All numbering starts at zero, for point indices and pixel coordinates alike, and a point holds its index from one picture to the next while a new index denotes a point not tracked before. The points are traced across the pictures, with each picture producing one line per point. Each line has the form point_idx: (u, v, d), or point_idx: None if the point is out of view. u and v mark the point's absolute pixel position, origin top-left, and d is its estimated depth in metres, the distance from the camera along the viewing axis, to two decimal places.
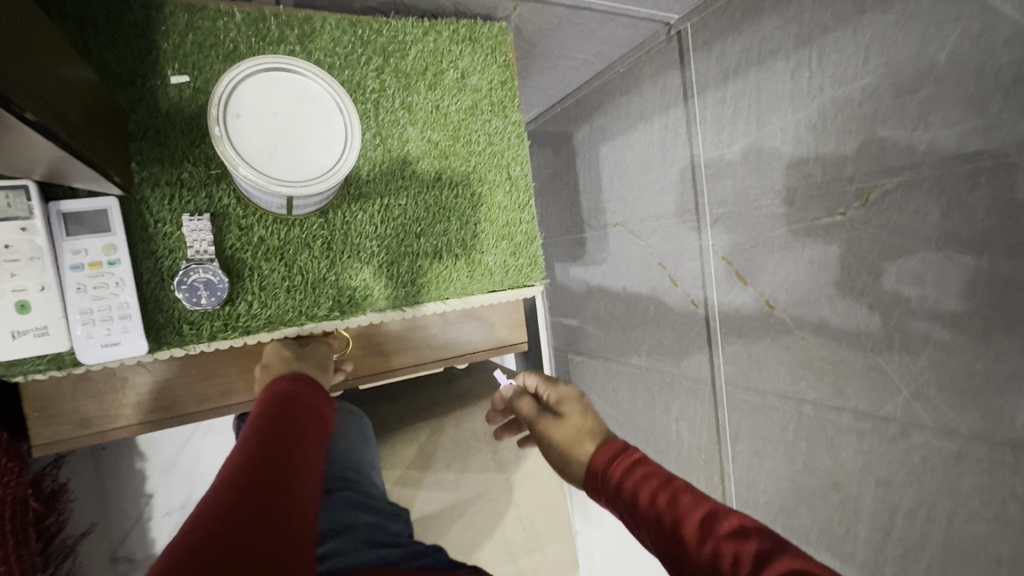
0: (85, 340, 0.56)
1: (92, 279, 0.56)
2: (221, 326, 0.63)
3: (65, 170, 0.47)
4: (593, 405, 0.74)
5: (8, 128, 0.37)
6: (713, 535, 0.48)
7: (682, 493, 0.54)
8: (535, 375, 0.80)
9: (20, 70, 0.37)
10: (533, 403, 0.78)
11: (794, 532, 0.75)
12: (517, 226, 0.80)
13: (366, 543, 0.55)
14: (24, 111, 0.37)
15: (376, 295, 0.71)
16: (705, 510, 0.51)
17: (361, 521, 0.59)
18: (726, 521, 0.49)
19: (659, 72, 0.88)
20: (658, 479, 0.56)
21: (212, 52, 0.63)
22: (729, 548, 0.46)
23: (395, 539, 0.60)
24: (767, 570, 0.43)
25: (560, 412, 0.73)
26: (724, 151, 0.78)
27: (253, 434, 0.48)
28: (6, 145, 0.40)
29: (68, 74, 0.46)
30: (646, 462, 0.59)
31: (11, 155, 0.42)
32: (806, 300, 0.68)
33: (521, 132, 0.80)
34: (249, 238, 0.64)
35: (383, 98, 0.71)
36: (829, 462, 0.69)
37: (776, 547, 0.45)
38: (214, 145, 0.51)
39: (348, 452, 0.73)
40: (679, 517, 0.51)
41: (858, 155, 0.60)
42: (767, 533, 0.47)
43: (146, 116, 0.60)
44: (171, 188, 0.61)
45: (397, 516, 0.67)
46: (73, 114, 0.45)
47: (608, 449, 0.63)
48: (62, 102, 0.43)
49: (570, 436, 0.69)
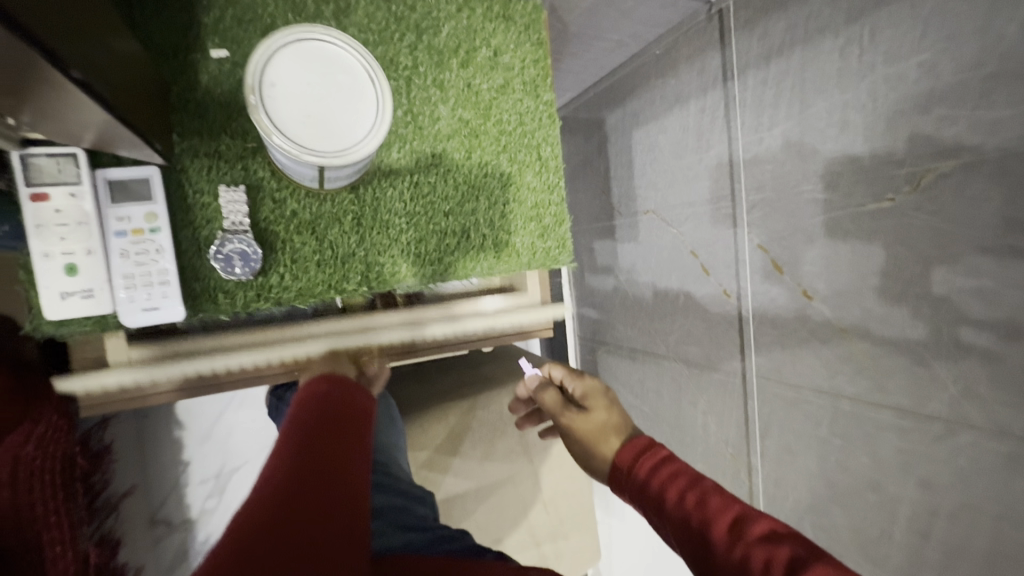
0: (128, 304, 0.57)
1: (134, 245, 0.56)
2: (254, 296, 0.65)
3: (111, 136, 0.48)
4: (618, 400, 0.73)
5: (61, 89, 0.39)
6: (743, 540, 0.47)
7: (710, 494, 0.52)
8: (561, 367, 0.81)
9: (69, 30, 0.38)
10: (558, 395, 0.76)
11: (824, 532, 0.73)
12: (546, 208, 0.79)
13: (398, 526, 0.62)
14: (71, 70, 0.38)
15: (404, 273, 0.71)
16: (733, 514, 0.50)
17: (389, 505, 0.65)
18: (756, 525, 0.48)
19: (697, 53, 0.85)
20: (686, 479, 0.56)
21: (250, 28, 0.64)
22: (760, 553, 0.45)
23: (423, 521, 0.65)
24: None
25: (586, 406, 0.73)
26: (764, 134, 0.75)
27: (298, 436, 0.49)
28: (54, 110, 0.41)
29: (113, 42, 0.47)
30: (672, 462, 0.59)
31: (62, 120, 0.43)
32: (848, 290, 0.65)
33: (552, 112, 0.78)
34: (283, 211, 0.65)
35: (414, 76, 0.71)
36: (865, 460, 0.66)
37: (810, 555, 0.44)
38: (249, 114, 0.52)
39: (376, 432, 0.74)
40: (707, 520, 0.50)
41: (912, 137, 0.57)
42: (801, 541, 0.45)
43: (187, 89, 0.62)
44: (209, 160, 0.62)
45: (423, 498, 0.70)
46: (116, 78, 0.46)
47: (634, 447, 0.63)
48: (107, 66, 0.44)
49: (598, 431, 0.68)
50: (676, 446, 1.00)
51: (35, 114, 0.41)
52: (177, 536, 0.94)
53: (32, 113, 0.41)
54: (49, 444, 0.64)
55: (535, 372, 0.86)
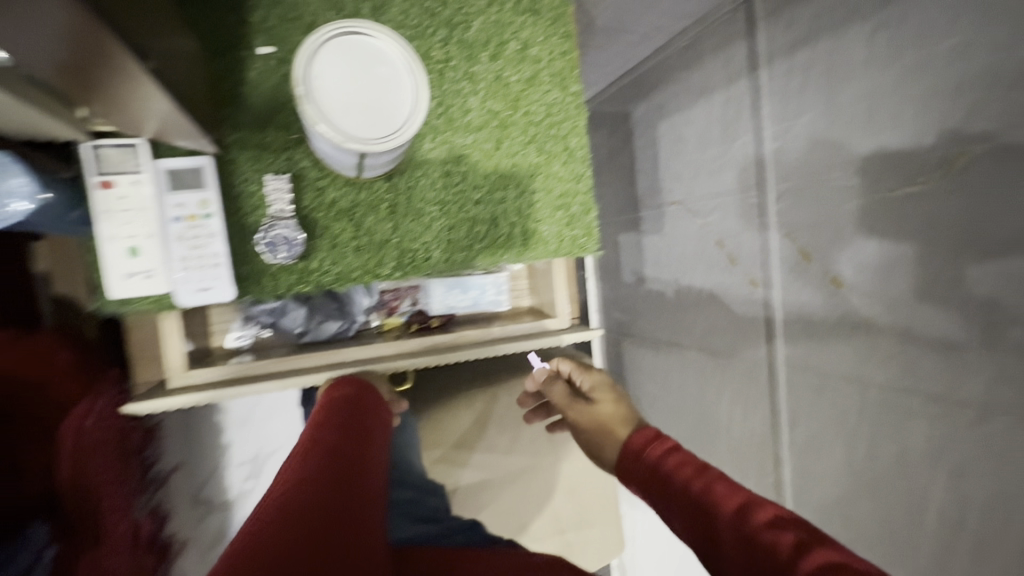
0: (183, 284, 0.60)
1: (189, 230, 0.59)
2: (296, 279, 0.68)
3: (172, 126, 0.52)
4: (626, 393, 0.79)
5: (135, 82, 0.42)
6: (748, 524, 0.47)
7: (716, 482, 0.53)
8: (568, 361, 0.86)
9: (144, 25, 0.42)
10: (566, 389, 0.84)
11: (853, 523, 0.72)
12: (573, 197, 0.80)
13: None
14: (147, 61, 0.41)
15: (435, 259, 0.74)
16: (740, 500, 0.50)
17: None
18: (762, 511, 0.48)
19: (723, 43, 0.86)
20: (693, 469, 0.57)
21: (293, 26, 0.67)
22: (765, 536, 0.45)
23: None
24: (801, 557, 0.41)
25: (594, 398, 0.79)
26: (792, 122, 0.75)
27: (311, 459, 0.49)
28: (126, 102, 0.45)
29: (175, 38, 0.51)
30: (680, 452, 0.60)
31: (130, 111, 0.47)
32: (877, 278, 0.65)
33: (579, 103, 0.80)
34: (323, 199, 0.68)
35: (446, 70, 0.73)
36: (895, 448, 0.65)
37: (813, 538, 0.43)
38: (296, 104, 0.55)
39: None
40: (712, 508, 0.51)
41: (943, 119, 0.57)
42: (804, 525, 0.45)
43: (235, 85, 0.65)
44: (257, 151, 0.66)
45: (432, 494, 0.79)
46: (178, 71, 0.49)
47: (642, 436, 0.66)
48: (171, 61, 0.48)
49: (608, 421, 0.74)
50: (702, 438, 1.01)
51: (109, 103, 0.45)
52: (217, 517, 0.99)
53: (107, 103, 0.45)
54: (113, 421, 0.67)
55: (541, 365, 0.91)
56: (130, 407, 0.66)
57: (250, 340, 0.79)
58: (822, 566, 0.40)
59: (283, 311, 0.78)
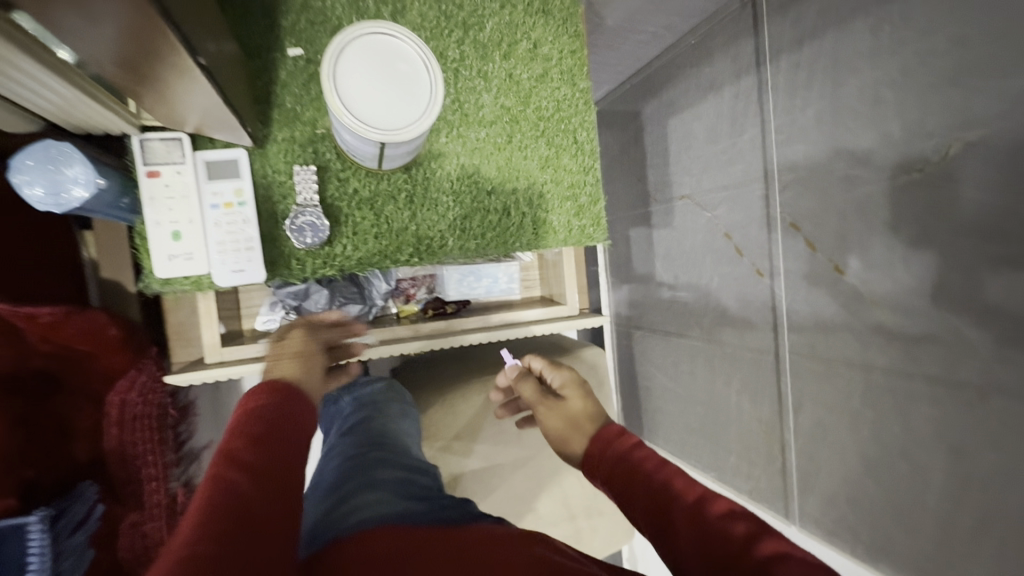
0: (220, 266, 0.65)
1: (226, 217, 0.65)
2: (321, 264, 0.73)
3: (209, 111, 0.55)
4: (593, 391, 0.81)
5: (181, 70, 0.46)
6: (705, 516, 0.52)
7: (674, 475, 0.58)
8: (540, 359, 0.89)
9: (191, 18, 0.45)
10: (535, 386, 0.85)
11: (858, 503, 0.74)
12: (581, 188, 0.84)
13: (400, 495, 0.62)
14: (196, 55, 0.45)
15: (451, 246, 0.78)
16: (698, 492, 0.55)
17: (394, 477, 0.65)
18: (717, 504, 0.53)
19: (732, 40, 0.88)
20: (654, 462, 0.61)
21: (322, 28, 0.71)
22: (720, 524, 0.50)
23: (427, 491, 0.66)
24: (754, 549, 0.46)
25: (564, 395, 0.81)
26: (797, 115, 0.77)
27: (211, 487, 0.42)
28: (168, 87, 0.48)
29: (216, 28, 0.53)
30: (643, 447, 0.65)
31: (167, 95, 0.50)
32: (880, 264, 0.67)
33: (588, 99, 0.83)
34: (346, 188, 0.73)
35: (461, 67, 0.77)
36: (897, 430, 0.67)
37: (762, 530, 0.49)
38: (322, 97, 0.57)
39: (386, 420, 0.79)
40: (670, 498, 0.56)
41: (942, 108, 0.59)
42: (754, 519, 0.51)
43: (268, 82, 0.69)
44: (287, 144, 0.70)
45: (426, 471, 0.71)
46: (220, 61, 0.53)
47: (608, 432, 0.70)
48: (213, 52, 0.51)
49: (574, 416, 0.77)
50: (710, 426, 1.03)
51: (151, 88, 0.48)
52: None
53: (149, 87, 0.48)
54: (151, 394, 0.72)
55: (515, 363, 0.94)
56: (171, 378, 0.73)
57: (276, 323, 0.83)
58: (773, 553, 0.45)
59: (306, 294, 0.81)
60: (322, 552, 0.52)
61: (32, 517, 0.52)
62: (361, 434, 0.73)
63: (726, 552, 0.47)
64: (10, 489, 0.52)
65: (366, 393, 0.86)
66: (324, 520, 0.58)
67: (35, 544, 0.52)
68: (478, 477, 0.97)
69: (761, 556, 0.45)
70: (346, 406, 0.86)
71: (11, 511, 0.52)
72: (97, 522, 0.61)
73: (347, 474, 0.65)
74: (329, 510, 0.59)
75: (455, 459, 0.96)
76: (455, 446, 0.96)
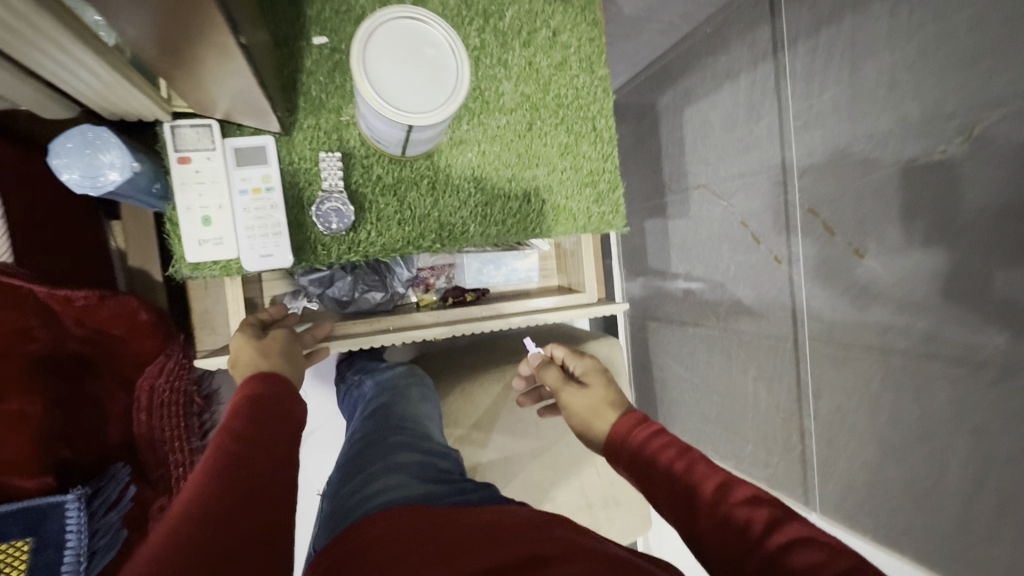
0: (249, 250, 0.66)
1: (254, 202, 0.65)
2: (346, 250, 0.74)
3: (244, 95, 0.56)
4: (615, 379, 0.78)
5: (221, 51, 0.46)
6: (726, 502, 0.52)
7: (698, 462, 0.57)
8: (562, 347, 0.85)
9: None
10: (558, 372, 0.81)
11: (877, 487, 0.74)
12: (600, 175, 0.84)
13: (419, 478, 0.61)
14: (239, 35, 0.45)
15: (472, 232, 0.79)
16: (718, 480, 0.55)
17: (413, 460, 0.66)
18: (740, 489, 0.53)
19: (748, 28, 0.88)
20: (677, 449, 0.60)
21: (346, 18, 0.72)
22: (742, 513, 0.51)
23: (445, 474, 0.65)
24: (777, 535, 0.47)
25: (585, 382, 0.78)
26: (814, 100, 0.77)
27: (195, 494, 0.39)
28: (207, 70, 0.49)
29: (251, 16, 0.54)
30: (664, 433, 0.63)
31: (203, 77, 0.50)
32: (899, 247, 0.67)
33: (607, 86, 0.84)
34: (370, 175, 0.74)
35: (482, 55, 0.78)
36: (918, 413, 0.67)
37: (786, 515, 0.50)
38: (354, 81, 0.57)
39: (408, 406, 0.79)
40: (694, 485, 0.55)
41: (962, 89, 0.59)
42: (777, 504, 0.52)
43: (294, 71, 0.70)
44: (312, 132, 0.71)
45: (446, 455, 0.71)
46: (256, 47, 0.54)
47: (628, 420, 0.67)
48: (251, 36, 0.52)
49: (596, 404, 0.73)
50: (727, 416, 1.03)
51: (190, 70, 0.49)
52: None
53: (189, 69, 0.48)
54: (178, 380, 0.72)
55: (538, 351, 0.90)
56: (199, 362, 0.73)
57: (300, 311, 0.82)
58: (794, 540, 0.47)
59: (330, 280, 0.81)
60: (349, 530, 0.53)
61: (71, 495, 0.54)
62: (384, 419, 0.75)
63: (744, 541, 0.49)
64: (46, 468, 0.54)
65: (387, 377, 0.87)
66: (346, 504, 0.59)
67: (73, 521, 0.54)
68: (496, 465, 0.97)
69: (777, 546, 0.47)
70: (368, 391, 0.88)
71: (50, 488, 0.54)
72: (131, 504, 0.63)
73: (368, 458, 0.66)
74: (354, 491, 0.61)
75: (472, 448, 0.97)
76: (472, 435, 0.97)
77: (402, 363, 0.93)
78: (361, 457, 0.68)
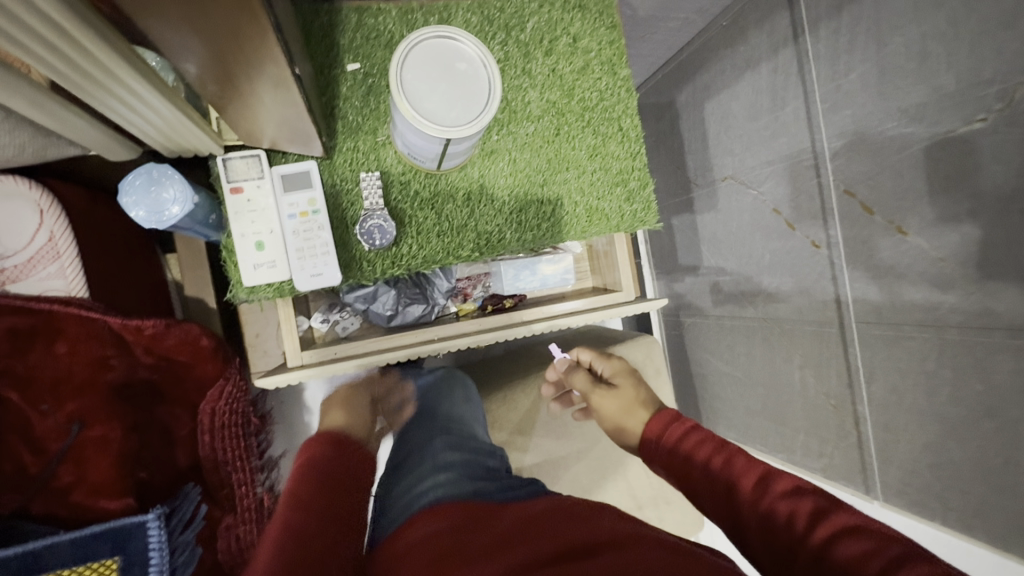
0: (300, 271, 0.68)
1: (302, 225, 0.68)
2: (390, 264, 0.76)
3: (293, 121, 0.59)
4: (644, 378, 0.80)
5: (279, 83, 0.50)
6: (767, 495, 0.52)
7: (736, 456, 0.57)
8: (589, 350, 0.88)
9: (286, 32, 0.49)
10: (588, 376, 0.83)
11: (943, 469, 0.72)
12: (630, 174, 0.86)
13: (467, 477, 0.62)
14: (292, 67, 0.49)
15: (509, 239, 0.80)
16: (760, 471, 0.54)
17: (460, 459, 0.67)
18: (780, 482, 0.52)
19: (766, 16, 0.89)
20: (713, 444, 0.60)
21: (376, 43, 0.75)
22: (785, 506, 0.50)
23: (492, 471, 0.66)
24: (822, 526, 0.46)
25: (615, 382, 0.80)
26: (841, 81, 0.77)
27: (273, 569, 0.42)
28: (260, 98, 0.52)
29: (301, 52, 0.58)
30: (699, 430, 0.64)
31: (255, 107, 0.53)
32: (945, 219, 0.66)
33: (629, 87, 0.85)
34: (407, 191, 0.77)
35: (507, 67, 0.80)
36: (981, 387, 0.65)
37: (831, 505, 0.48)
38: (391, 100, 0.60)
39: (451, 407, 0.81)
40: (734, 480, 0.55)
41: (997, 54, 0.58)
42: (821, 493, 0.50)
43: (331, 97, 0.73)
44: (351, 154, 0.74)
45: (493, 453, 0.72)
46: (305, 80, 0.57)
47: (662, 419, 0.68)
48: (301, 71, 0.55)
49: (629, 403, 0.75)
50: (774, 407, 1.01)
51: (244, 101, 0.52)
52: None
53: (244, 100, 0.51)
54: (234, 403, 0.71)
55: (563, 356, 0.93)
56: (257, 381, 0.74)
57: (354, 326, 0.88)
58: (838, 531, 0.45)
59: (373, 296, 0.83)
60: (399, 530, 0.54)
61: (150, 516, 0.56)
62: (428, 422, 0.76)
63: (787, 537, 0.48)
64: (128, 489, 0.59)
65: (428, 380, 0.89)
66: (399, 502, 0.61)
67: (154, 539, 0.57)
68: (543, 470, 0.98)
69: (823, 539, 0.46)
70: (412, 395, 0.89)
71: (131, 509, 0.58)
72: (204, 520, 0.66)
73: (416, 460, 0.68)
74: (402, 493, 0.62)
75: (517, 453, 0.97)
76: (518, 440, 0.98)
77: (440, 368, 0.94)
78: (409, 460, 0.70)
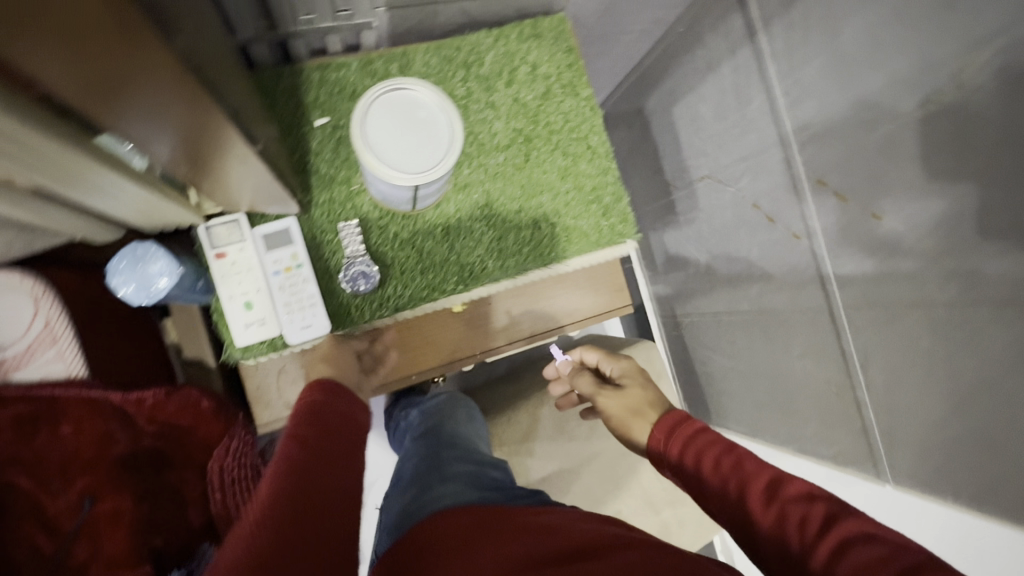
0: (290, 324, 0.70)
1: (287, 281, 0.70)
2: (378, 307, 0.78)
3: (264, 188, 0.61)
4: (652, 379, 0.81)
5: (242, 158, 0.52)
6: (778, 498, 0.52)
7: (745, 459, 0.57)
8: (596, 351, 0.88)
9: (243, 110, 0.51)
10: (593, 378, 0.84)
11: (951, 447, 0.71)
12: (604, 189, 0.87)
13: (472, 487, 0.63)
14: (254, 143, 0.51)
15: (492, 268, 0.82)
16: (770, 474, 0.55)
17: (466, 470, 0.67)
18: (792, 486, 0.53)
19: (720, 19, 0.90)
20: (721, 446, 0.60)
21: (340, 96, 0.78)
22: (796, 512, 0.50)
23: (498, 482, 0.66)
24: (835, 534, 0.47)
25: (623, 383, 0.80)
26: (799, 75, 0.79)
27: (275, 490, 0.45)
28: (227, 172, 0.54)
29: (264, 124, 0.60)
30: (707, 431, 0.63)
31: (225, 180, 0.55)
32: (918, 200, 0.66)
33: (593, 105, 0.87)
34: (386, 234, 0.78)
35: (470, 103, 0.82)
36: (976, 362, 0.65)
37: (842, 512, 0.49)
38: (357, 155, 0.62)
39: (455, 425, 0.81)
40: (744, 484, 0.55)
41: (946, 34, 0.59)
42: (832, 499, 0.51)
43: (303, 153, 0.76)
44: (328, 206, 0.76)
45: (496, 464, 0.72)
46: (269, 150, 0.59)
47: (670, 420, 0.67)
48: (265, 142, 0.57)
49: (636, 404, 0.75)
50: (781, 399, 1.01)
51: (212, 176, 0.53)
52: None
53: (212, 175, 0.53)
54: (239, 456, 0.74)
55: (565, 357, 0.93)
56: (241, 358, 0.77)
57: None
58: (850, 540, 0.46)
59: None
60: (402, 539, 0.55)
61: None
62: (432, 440, 0.76)
63: (797, 544, 0.49)
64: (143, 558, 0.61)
65: (429, 405, 0.90)
66: (407, 512, 0.61)
67: None
68: (557, 488, 0.98)
69: (834, 547, 0.46)
70: (414, 420, 0.90)
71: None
72: None
73: (424, 471, 0.68)
74: (414, 498, 0.63)
75: (529, 473, 0.97)
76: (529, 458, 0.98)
77: (442, 393, 0.95)
78: (417, 471, 0.70)
